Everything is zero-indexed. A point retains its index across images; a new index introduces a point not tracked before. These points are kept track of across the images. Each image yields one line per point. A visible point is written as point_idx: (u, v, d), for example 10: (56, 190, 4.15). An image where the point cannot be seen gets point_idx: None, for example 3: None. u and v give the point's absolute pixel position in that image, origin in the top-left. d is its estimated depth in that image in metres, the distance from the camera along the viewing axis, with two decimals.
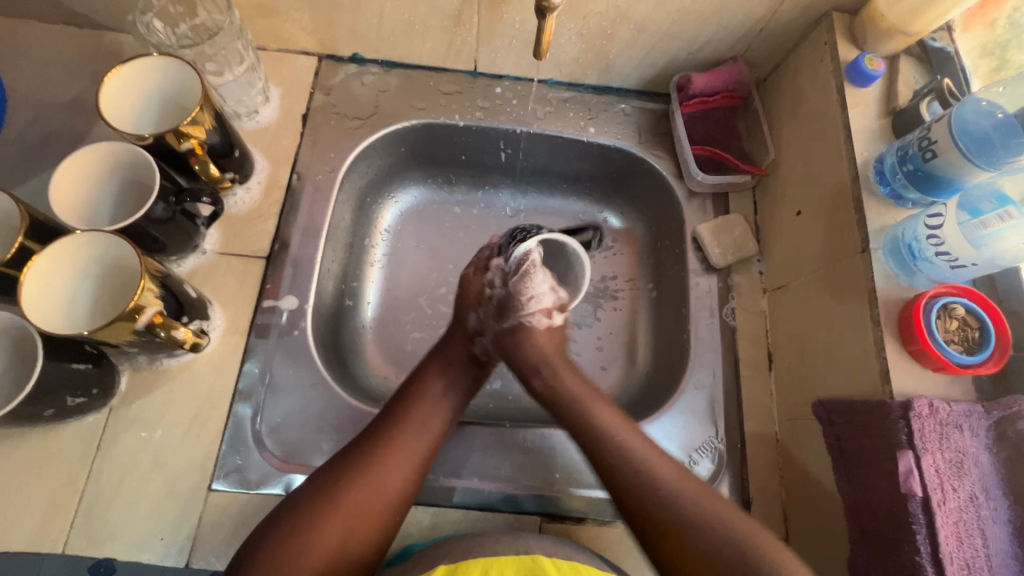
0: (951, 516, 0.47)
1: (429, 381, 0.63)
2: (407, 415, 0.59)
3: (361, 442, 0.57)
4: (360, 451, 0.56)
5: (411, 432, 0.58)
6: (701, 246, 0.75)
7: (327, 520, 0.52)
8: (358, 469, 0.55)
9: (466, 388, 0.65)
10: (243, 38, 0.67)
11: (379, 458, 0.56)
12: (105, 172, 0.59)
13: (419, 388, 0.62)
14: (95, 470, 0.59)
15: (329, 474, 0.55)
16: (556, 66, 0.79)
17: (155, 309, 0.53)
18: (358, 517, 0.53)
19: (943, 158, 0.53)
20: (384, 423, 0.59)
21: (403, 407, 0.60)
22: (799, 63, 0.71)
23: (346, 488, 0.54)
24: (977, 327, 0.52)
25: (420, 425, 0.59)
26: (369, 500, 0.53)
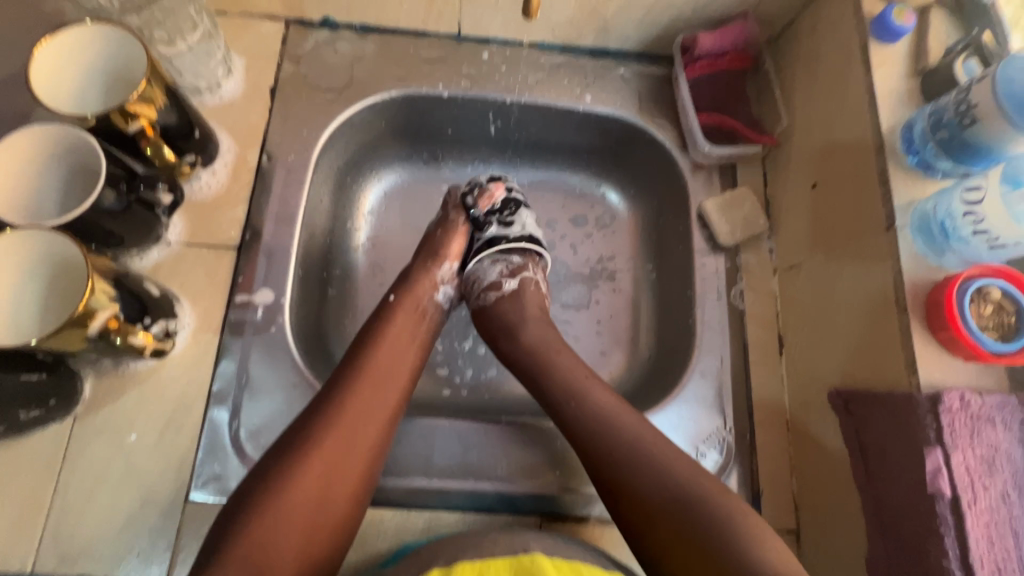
0: (981, 517, 0.43)
1: (392, 329, 0.60)
2: (370, 378, 0.55)
3: (321, 409, 0.52)
4: (325, 404, 0.52)
5: (375, 395, 0.54)
6: (707, 224, 0.70)
7: (302, 500, 0.47)
8: (325, 440, 0.50)
9: (422, 345, 0.61)
10: (195, 1, 0.59)
11: (346, 426, 0.51)
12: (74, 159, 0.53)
13: (381, 336, 0.59)
14: (63, 483, 0.55)
15: (292, 450, 0.49)
16: (548, 27, 0.72)
17: (109, 313, 0.48)
18: (333, 492, 0.49)
19: (985, 123, 0.47)
20: (343, 386, 0.54)
21: (367, 356, 0.57)
22: (817, 18, 0.64)
23: (317, 463, 0.49)
24: (1014, 312, 0.47)
25: (387, 375, 0.56)
26: (343, 453, 0.50)
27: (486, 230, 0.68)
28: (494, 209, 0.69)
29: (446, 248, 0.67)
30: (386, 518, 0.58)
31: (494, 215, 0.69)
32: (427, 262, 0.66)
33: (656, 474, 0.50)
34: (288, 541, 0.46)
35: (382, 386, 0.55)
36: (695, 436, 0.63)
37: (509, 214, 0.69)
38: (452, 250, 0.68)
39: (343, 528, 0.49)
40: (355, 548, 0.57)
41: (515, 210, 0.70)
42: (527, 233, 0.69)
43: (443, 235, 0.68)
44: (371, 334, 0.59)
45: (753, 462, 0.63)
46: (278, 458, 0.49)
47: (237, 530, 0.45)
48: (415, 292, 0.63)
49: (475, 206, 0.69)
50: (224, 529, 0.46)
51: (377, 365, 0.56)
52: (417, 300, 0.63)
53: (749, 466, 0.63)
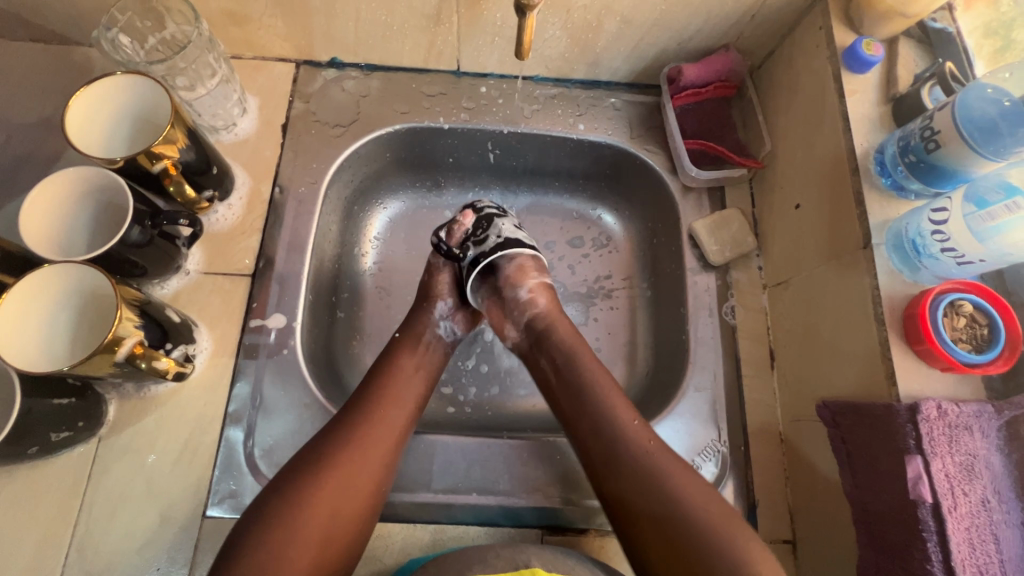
0: (962, 522, 0.45)
1: (403, 358, 0.63)
2: (383, 401, 0.58)
3: (335, 429, 0.55)
4: (340, 429, 0.55)
5: (386, 421, 0.57)
6: (697, 243, 0.73)
7: (313, 516, 0.50)
8: (338, 459, 0.53)
9: (429, 374, 0.64)
10: (214, 49, 0.64)
11: (357, 447, 0.54)
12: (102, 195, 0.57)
13: (394, 365, 0.62)
14: (87, 502, 0.58)
15: (308, 466, 0.52)
16: (542, 62, 0.76)
17: (135, 339, 0.51)
18: (343, 509, 0.52)
19: (946, 149, 0.51)
20: (358, 409, 0.57)
21: (380, 383, 0.60)
22: (795, 49, 0.68)
23: (329, 481, 0.52)
24: (986, 323, 0.50)
25: (397, 402, 0.59)
26: (356, 478, 0.53)
27: (465, 256, 0.69)
28: (467, 234, 0.70)
29: (435, 288, 0.70)
30: (393, 533, 0.60)
31: (471, 240, 0.69)
32: (423, 303, 0.69)
33: (654, 493, 0.52)
34: (301, 555, 0.48)
35: (391, 407, 0.58)
36: (690, 449, 0.65)
37: (483, 232, 0.70)
38: (442, 287, 0.70)
39: (351, 544, 0.52)
40: (365, 562, 0.59)
41: (487, 226, 0.70)
42: (506, 238, 0.69)
43: (431, 277, 0.70)
44: (383, 363, 0.62)
45: (748, 473, 0.65)
46: (294, 478, 0.52)
47: (253, 543, 0.48)
48: (415, 330, 0.67)
49: (447, 242, 0.69)
50: (241, 543, 0.48)
51: (389, 389, 0.60)
52: (418, 335, 0.66)
53: (744, 477, 0.65)
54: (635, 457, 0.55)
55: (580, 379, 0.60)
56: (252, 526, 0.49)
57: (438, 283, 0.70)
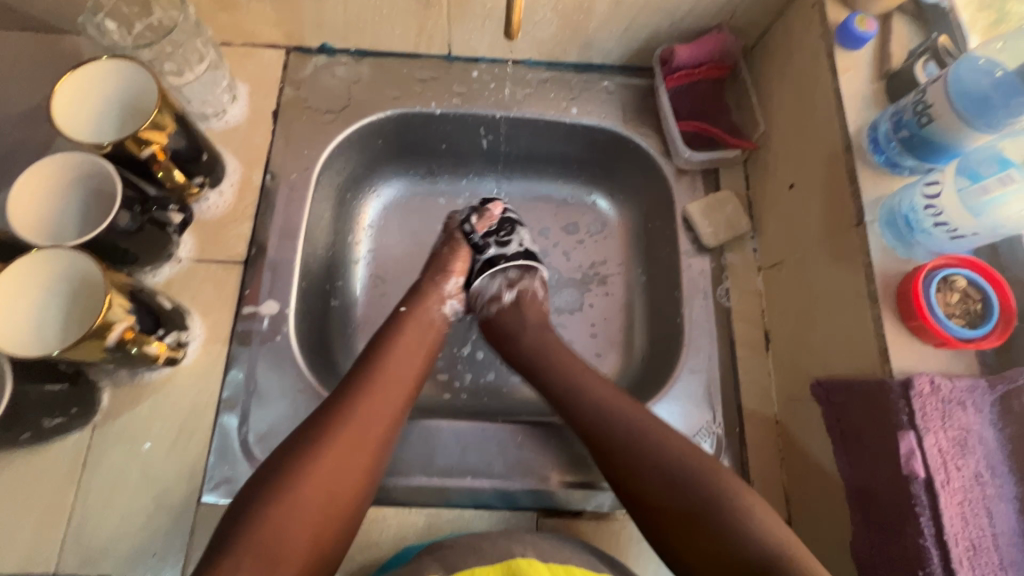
0: (954, 497, 0.45)
1: (403, 335, 0.63)
2: (381, 377, 0.58)
3: (333, 406, 0.55)
4: (339, 406, 0.55)
5: (386, 399, 0.57)
6: (692, 226, 0.73)
7: (312, 490, 0.50)
8: (337, 434, 0.53)
9: (429, 350, 0.64)
10: (201, 34, 0.64)
11: (356, 422, 0.54)
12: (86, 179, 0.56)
13: (393, 342, 0.62)
14: (82, 489, 0.58)
15: (306, 442, 0.52)
16: (533, 45, 0.75)
17: (126, 324, 0.51)
18: (342, 484, 0.52)
19: (939, 122, 0.50)
20: (356, 385, 0.57)
21: (379, 361, 0.60)
22: (788, 28, 0.68)
23: (328, 455, 0.52)
24: (979, 299, 0.49)
25: (396, 378, 0.59)
26: (355, 453, 0.53)
27: (484, 251, 0.72)
28: (491, 232, 0.73)
29: (449, 264, 0.71)
30: (388, 516, 0.60)
31: (495, 237, 0.73)
32: (435, 277, 0.69)
33: (656, 465, 0.52)
34: (301, 528, 0.48)
35: (388, 383, 0.58)
36: (685, 431, 0.65)
37: (507, 234, 0.73)
38: (457, 266, 0.71)
39: (350, 518, 0.52)
40: (360, 546, 0.59)
41: (511, 230, 0.74)
42: (524, 248, 0.73)
43: (449, 252, 0.71)
44: (382, 341, 0.62)
45: (743, 455, 0.65)
46: (294, 454, 0.51)
47: (253, 517, 0.48)
48: (425, 304, 0.67)
49: (473, 229, 0.73)
50: (240, 520, 0.48)
51: (387, 365, 0.60)
52: (427, 311, 0.66)
53: (739, 458, 0.64)
54: (632, 433, 0.55)
55: (572, 368, 0.63)
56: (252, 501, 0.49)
57: (455, 261, 0.71)
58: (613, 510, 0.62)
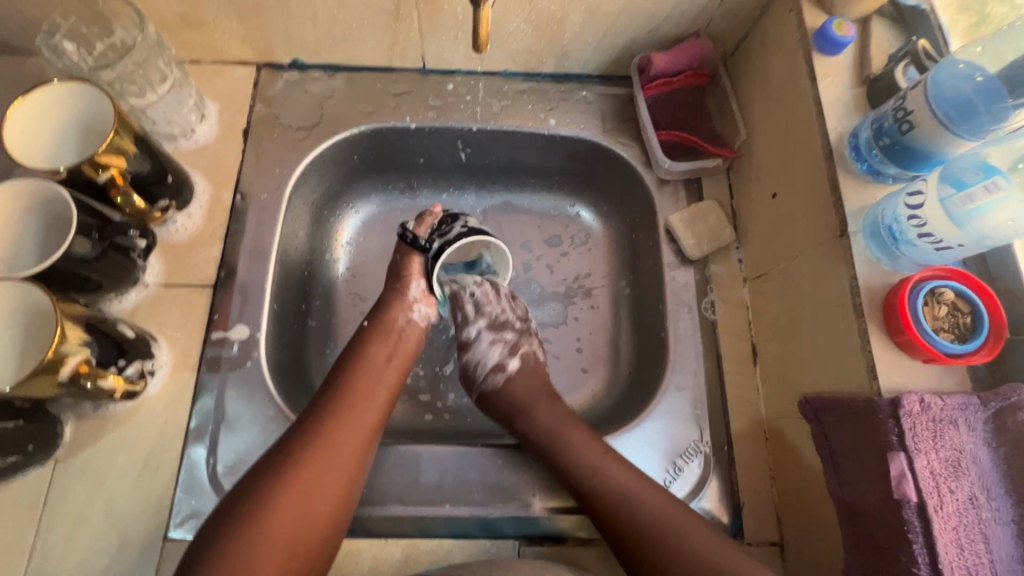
0: (949, 522, 0.43)
1: (373, 348, 0.62)
2: (350, 399, 0.56)
3: (300, 431, 0.53)
4: (307, 427, 0.54)
5: (356, 416, 0.56)
6: (674, 237, 0.71)
7: (280, 520, 0.48)
8: (303, 462, 0.51)
9: (400, 363, 0.63)
10: (164, 53, 0.62)
11: (324, 447, 0.52)
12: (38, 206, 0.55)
13: (363, 356, 0.60)
14: (43, 528, 0.56)
15: (271, 472, 0.50)
16: (508, 56, 0.74)
17: (80, 357, 0.49)
18: (312, 512, 0.50)
19: (921, 129, 0.48)
20: (323, 410, 0.55)
21: (349, 376, 0.58)
22: (766, 33, 0.66)
23: (292, 485, 0.50)
24: (969, 312, 0.47)
25: (367, 396, 0.58)
26: (324, 475, 0.51)
27: (432, 246, 0.68)
28: (434, 227, 0.69)
29: (407, 269, 0.68)
30: (364, 550, 0.58)
31: (437, 233, 0.69)
32: (395, 286, 0.68)
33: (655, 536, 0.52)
34: (268, 557, 0.47)
35: (359, 406, 0.56)
36: (671, 451, 0.63)
37: (448, 225, 0.69)
38: (414, 270, 0.68)
39: (325, 546, 0.50)
40: None
41: (453, 219, 0.69)
42: (469, 228, 0.68)
43: (403, 258, 0.69)
44: (352, 356, 0.61)
45: (732, 474, 0.62)
46: (258, 480, 0.50)
47: (214, 550, 0.46)
48: (390, 315, 0.65)
49: (414, 232, 0.69)
50: (201, 553, 0.46)
51: (356, 387, 0.58)
52: (392, 320, 0.65)
53: (728, 478, 0.62)
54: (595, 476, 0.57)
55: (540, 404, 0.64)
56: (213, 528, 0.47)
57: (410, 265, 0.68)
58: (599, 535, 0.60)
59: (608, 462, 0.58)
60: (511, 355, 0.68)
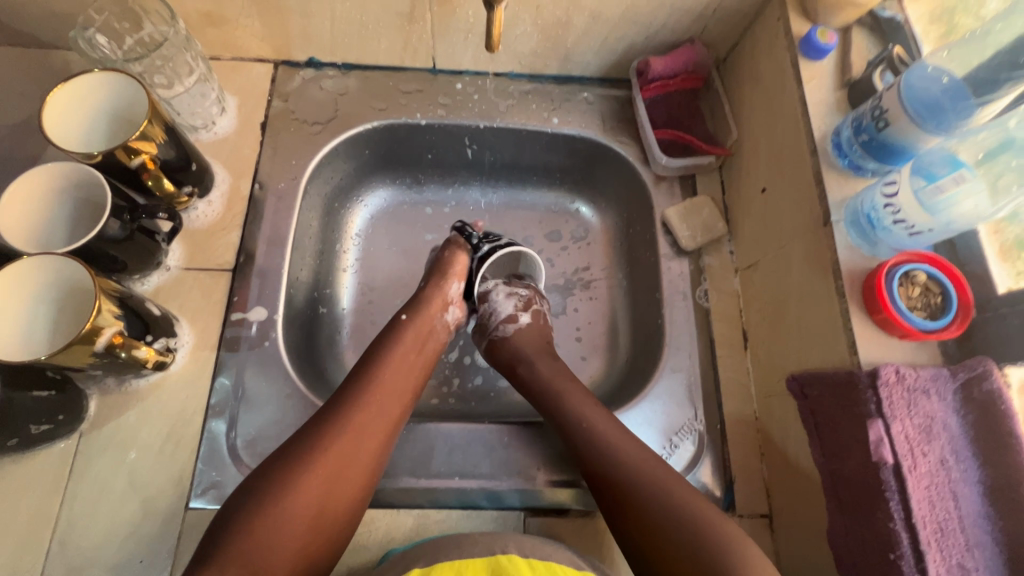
0: (922, 481, 0.47)
1: (402, 341, 0.63)
2: (374, 393, 0.58)
3: (327, 422, 0.55)
4: (334, 414, 0.55)
5: (381, 409, 0.58)
6: (670, 230, 0.76)
7: (303, 502, 0.50)
8: (328, 453, 0.53)
9: (427, 361, 0.65)
10: (191, 49, 0.66)
11: (347, 439, 0.54)
12: (69, 189, 0.57)
13: (391, 347, 0.62)
14: (68, 496, 0.58)
15: (297, 454, 0.52)
16: (515, 58, 0.78)
17: (114, 329, 0.52)
18: (332, 501, 0.52)
19: (895, 126, 0.53)
20: (350, 402, 0.56)
21: (376, 367, 0.60)
22: (756, 40, 0.71)
23: (319, 471, 0.52)
24: (939, 293, 0.52)
25: (393, 388, 0.59)
26: (348, 463, 0.53)
27: (480, 248, 0.73)
28: (485, 233, 0.75)
29: (452, 266, 0.71)
30: (377, 519, 0.61)
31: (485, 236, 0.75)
32: (438, 283, 0.70)
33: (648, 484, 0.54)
34: (290, 538, 0.49)
35: (383, 403, 0.58)
36: (668, 428, 0.67)
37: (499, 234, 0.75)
38: (458, 270, 0.71)
39: (337, 538, 0.52)
40: (350, 548, 0.59)
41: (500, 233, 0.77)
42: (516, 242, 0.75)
43: (450, 256, 0.72)
44: (382, 347, 0.63)
45: (724, 450, 0.66)
46: (284, 461, 0.52)
47: (240, 527, 0.48)
48: (424, 315, 0.67)
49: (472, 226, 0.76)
50: (227, 528, 0.48)
51: (380, 381, 0.59)
52: (428, 320, 0.67)
53: (721, 455, 0.66)
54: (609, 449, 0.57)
55: (572, 393, 0.63)
56: (239, 505, 0.49)
57: (456, 260, 0.72)
58: (601, 507, 0.63)
59: (617, 431, 0.59)
60: (525, 310, 0.72)
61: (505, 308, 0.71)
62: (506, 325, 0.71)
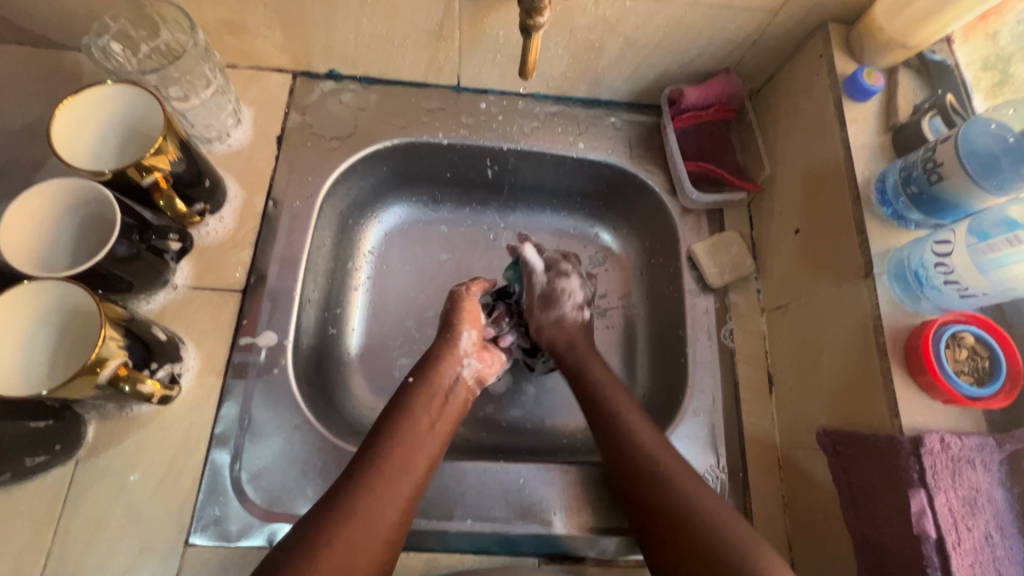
0: (966, 558, 0.45)
1: (413, 409, 0.59)
2: (384, 472, 0.53)
3: (335, 508, 0.50)
4: (343, 495, 0.51)
5: (391, 487, 0.53)
6: (697, 265, 0.73)
7: None
8: (336, 540, 0.48)
9: (444, 431, 0.60)
10: (210, 60, 0.63)
11: (362, 520, 0.50)
12: (69, 210, 0.55)
13: (399, 417, 0.58)
14: (62, 528, 0.55)
15: (303, 541, 0.47)
16: (543, 80, 0.76)
17: (119, 360, 0.49)
18: None
19: (949, 181, 0.51)
20: (358, 481, 0.52)
21: (387, 439, 0.56)
22: (795, 75, 0.69)
23: (328, 558, 0.47)
24: (987, 356, 0.50)
25: (403, 467, 0.54)
26: (359, 550, 0.48)
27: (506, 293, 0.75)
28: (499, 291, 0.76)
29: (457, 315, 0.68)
30: None
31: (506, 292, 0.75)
32: (448, 337, 0.67)
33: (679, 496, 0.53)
34: None
35: (396, 481, 0.53)
36: None
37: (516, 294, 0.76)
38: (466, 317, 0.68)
39: None
40: None
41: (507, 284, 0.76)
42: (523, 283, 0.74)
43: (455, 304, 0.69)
44: (394, 415, 0.59)
45: (746, 500, 0.64)
46: (292, 551, 0.47)
47: None
48: (434, 377, 0.63)
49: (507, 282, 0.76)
50: None
51: (395, 451, 0.55)
52: (441, 380, 0.63)
53: (742, 504, 0.64)
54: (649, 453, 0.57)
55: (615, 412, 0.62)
56: None
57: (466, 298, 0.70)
58: (615, 556, 0.61)
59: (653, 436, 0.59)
60: (586, 307, 0.72)
61: (575, 295, 0.71)
62: (572, 311, 0.71)
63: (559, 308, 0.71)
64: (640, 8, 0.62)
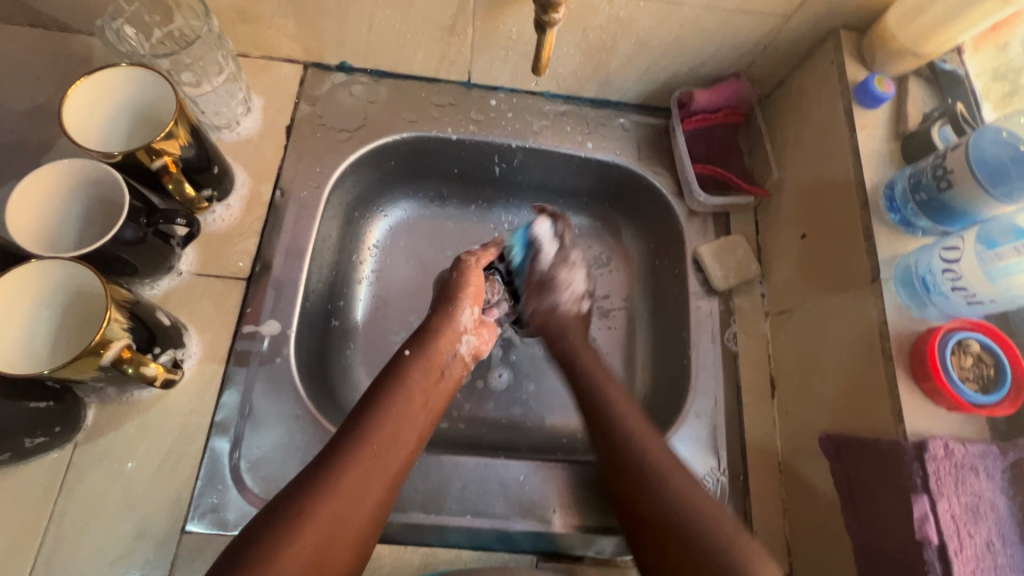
0: (967, 565, 0.45)
1: (409, 379, 0.59)
2: (375, 443, 0.53)
3: (321, 479, 0.49)
4: (331, 462, 0.51)
5: (379, 461, 0.52)
6: (701, 268, 0.73)
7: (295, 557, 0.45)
8: (322, 507, 0.48)
9: (434, 408, 0.60)
10: (222, 47, 0.63)
11: (347, 490, 0.49)
12: (77, 190, 0.54)
13: (389, 388, 0.58)
14: (58, 511, 0.55)
15: (289, 508, 0.47)
16: (553, 79, 0.76)
17: (123, 342, 0.49)
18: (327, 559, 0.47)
19: (959, 189, 0.51)
20: (348, 452, 0.51)
21: (379, 409, 0.55)
22: (805, 81, 0.69)
23: (312, 524, 0.47)
24: (992, 364, 0.50)
25: (393, 439, 0.54)
26: (344, 518, 0.48)
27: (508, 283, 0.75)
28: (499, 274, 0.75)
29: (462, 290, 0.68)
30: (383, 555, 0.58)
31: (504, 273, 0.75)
32: (449, 309, 0.66)
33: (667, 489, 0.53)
34: None
35: (386, 452, 0.53)
36: None
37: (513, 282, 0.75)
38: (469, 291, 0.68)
39: None
40: None
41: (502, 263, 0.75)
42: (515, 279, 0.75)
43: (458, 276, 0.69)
44: (389, 383, 0.58)
45: (746, 503, 0.64)
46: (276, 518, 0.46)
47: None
48: (431, 350, 0.63)
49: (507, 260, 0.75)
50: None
51: (386, 422, 0.55)
52: (439, 355, 0.63)
53: (742, 507, 0.64)
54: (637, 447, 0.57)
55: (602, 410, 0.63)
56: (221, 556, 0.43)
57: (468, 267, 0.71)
58: (614, 556, 0.61)
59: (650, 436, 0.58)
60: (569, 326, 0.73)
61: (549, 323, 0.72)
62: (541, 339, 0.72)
63: (556, 297, 0.73)
64: (653, 9, 0.63)
